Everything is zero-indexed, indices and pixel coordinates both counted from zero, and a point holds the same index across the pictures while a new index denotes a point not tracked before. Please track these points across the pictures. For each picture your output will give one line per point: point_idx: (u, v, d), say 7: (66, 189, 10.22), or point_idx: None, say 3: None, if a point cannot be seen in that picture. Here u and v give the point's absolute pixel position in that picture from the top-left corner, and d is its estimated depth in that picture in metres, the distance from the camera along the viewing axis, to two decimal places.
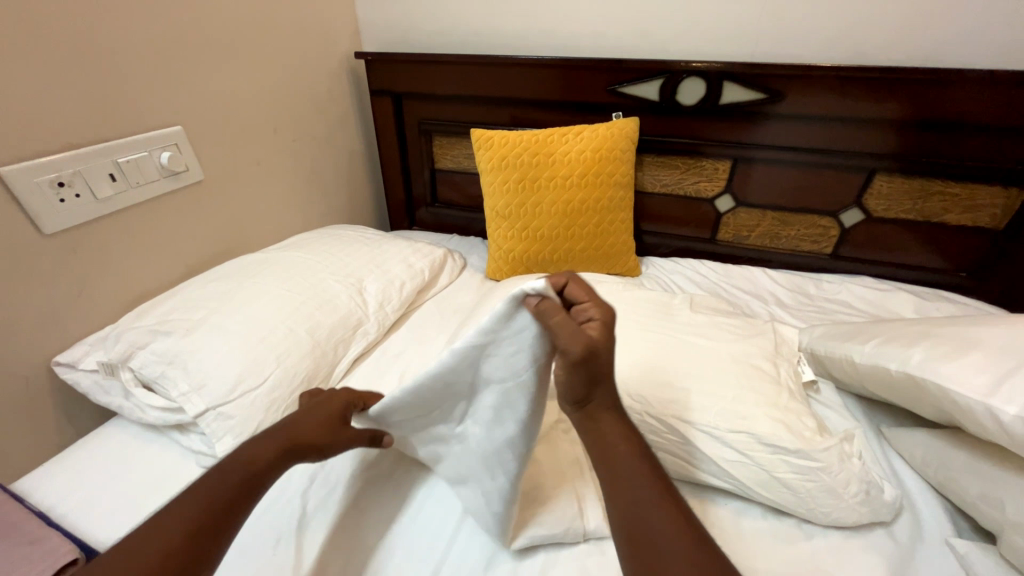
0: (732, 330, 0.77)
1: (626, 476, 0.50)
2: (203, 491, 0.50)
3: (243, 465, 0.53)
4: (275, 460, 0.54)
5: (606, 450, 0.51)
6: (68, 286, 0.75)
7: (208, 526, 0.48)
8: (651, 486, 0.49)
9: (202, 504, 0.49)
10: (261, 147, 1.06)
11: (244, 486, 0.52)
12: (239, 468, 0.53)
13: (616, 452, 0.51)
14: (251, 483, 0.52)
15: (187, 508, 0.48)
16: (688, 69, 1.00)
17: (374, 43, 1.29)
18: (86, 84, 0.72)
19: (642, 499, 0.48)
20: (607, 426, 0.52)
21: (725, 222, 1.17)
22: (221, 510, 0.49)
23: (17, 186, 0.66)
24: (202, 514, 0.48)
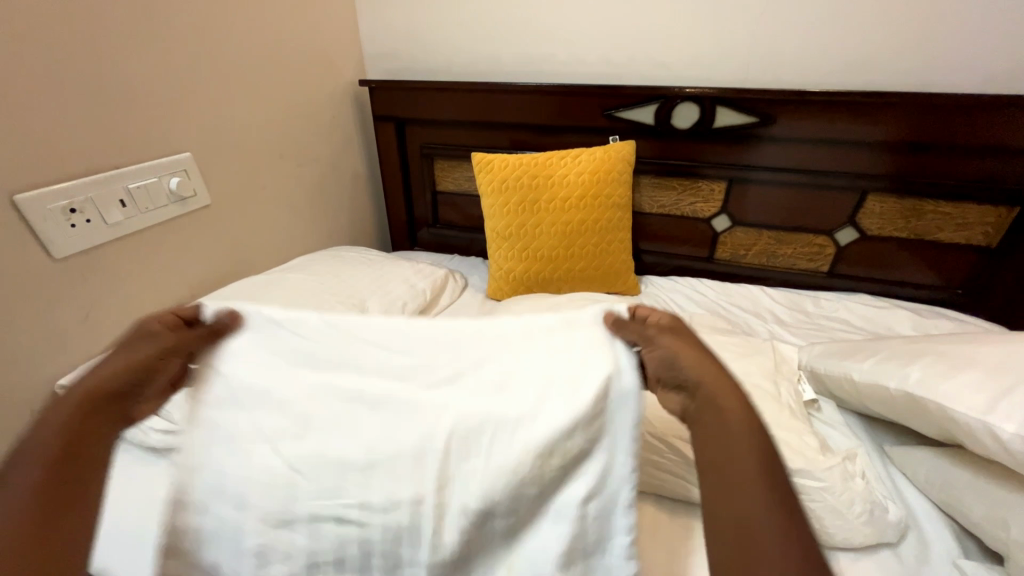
0: (731, 349, 0.77)
1: (730, 462, 0.47)
2: (42, 447, 0.46)
3: (52, 424, 0.47)
4: (107, 403, 0.51)
5: (710, 433, 0.49)
6: (75, 309, 0.76)
7: (69, 477, 0.45)
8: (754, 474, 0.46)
9: (43, 456, 0.45)
10: (266, 172, 1.08)
11: (91, 431, 0.49)
12: (49, 428, 0.47)
13: (722, 438, 0.49)
14: (95, 424, 0.49)
15: (31, 481, 0.43)
16: (681, 95, 1.03)
17: (378, 72, 1.34)
18: (99, 113, 0.75)
19: (744, 484, 0.45)
20: (714, 415, 0.51)
21: (722, 242, 1.18)
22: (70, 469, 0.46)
23: (31, 213, 0.68)
24: (50, 466, 0.45)
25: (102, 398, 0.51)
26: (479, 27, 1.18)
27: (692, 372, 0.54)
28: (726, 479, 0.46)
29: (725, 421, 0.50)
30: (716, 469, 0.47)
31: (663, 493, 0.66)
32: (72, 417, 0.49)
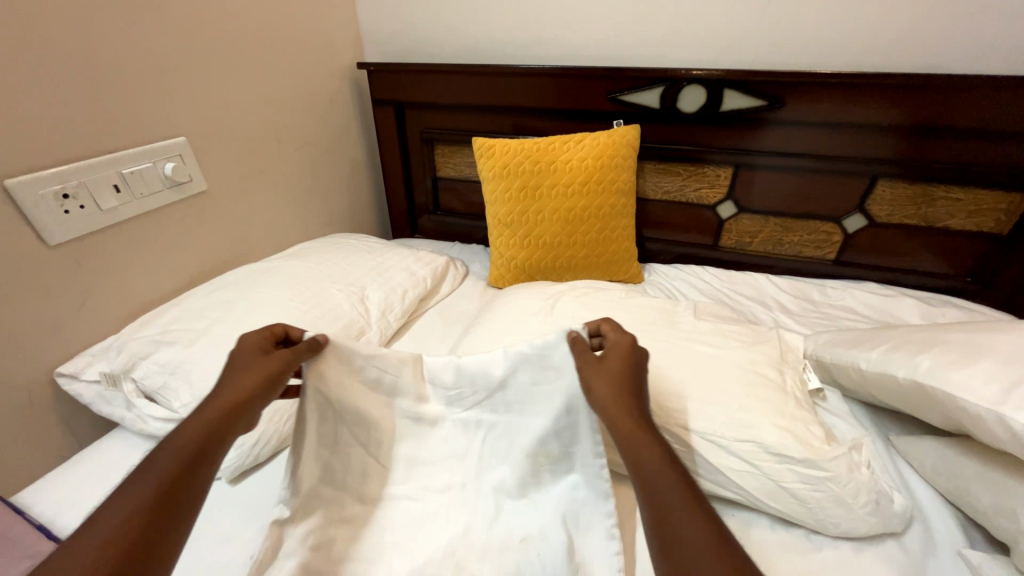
0: (736, 338, 0.76)
1: (665, 487, 0.46)
2: (156, 462, 0.46)
3: (187, 437, 0.48)
4: (227, 420, 0.51)
5: (640, 461, 0.49)
6: (71, 296, 0.75)
7: (174, 498, 0.44)
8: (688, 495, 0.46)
9: (161, 471, 0.45)
10: (264, 158, 1.06)
11: (205, 449, 0.48)
12: (182, 440, 0.48)
13: (650, 463, 0.48)
14: (212, 442, 0.49)
15: (139, 485, 0.44)
16: (688, 77, 1.00)
17: (377, 54, 1.31)
18: (90, 96, 0.73)
19: (677, 506, 0.45)
20: (641, 439, 0.50)
21: (727, 229, 1.16)
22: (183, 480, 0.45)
23: (23, 199, 0.67)
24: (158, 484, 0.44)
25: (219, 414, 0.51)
26: (480, 6, 1.15)
27: (616, 395, 0.54)
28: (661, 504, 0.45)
29: (653, 443, 0.50)
30: (651, 497, 0.46)
31: None
32: (195, 433, 0.49)
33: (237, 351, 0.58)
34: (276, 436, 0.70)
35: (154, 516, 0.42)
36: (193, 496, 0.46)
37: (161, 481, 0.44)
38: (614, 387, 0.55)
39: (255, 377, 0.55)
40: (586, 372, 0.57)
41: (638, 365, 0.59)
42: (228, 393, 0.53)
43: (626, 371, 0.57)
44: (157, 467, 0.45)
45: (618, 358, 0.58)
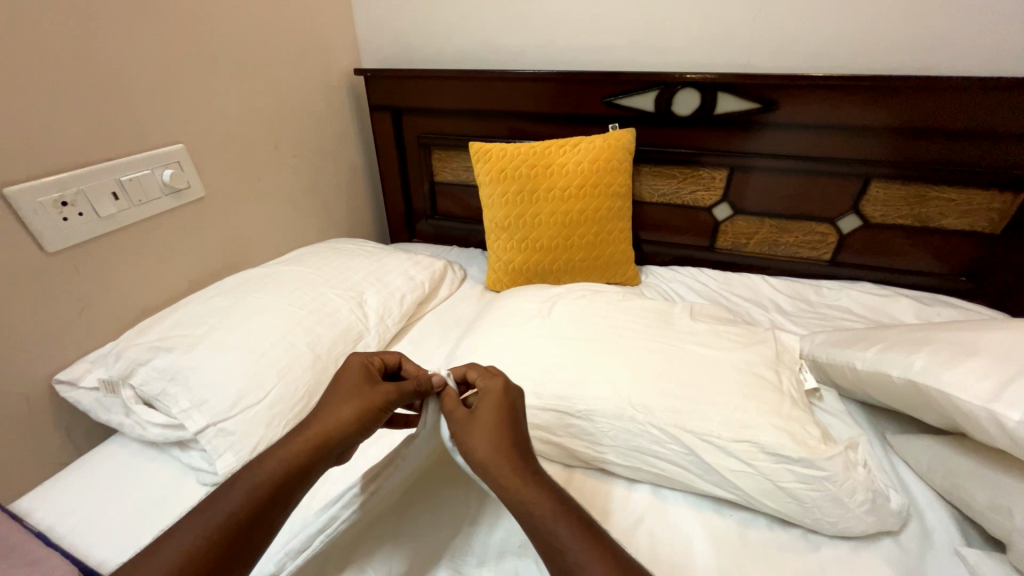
0: (732, 339, 0.77)
1: (562, 544, 0.45)
2: (235, 490, 0.49)
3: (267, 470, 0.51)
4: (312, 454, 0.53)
5: (530, 521, 0.48)
6: (70, 303, 0.75)
7: (250, 530, 0.47)
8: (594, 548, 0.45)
9: (237, 501, 0.48)
10: (261, 164, 1.07)
11: (288, 482, 0.51)
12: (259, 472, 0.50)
13: (541, 519, 0.47)
14: (297, 478, 0.51)
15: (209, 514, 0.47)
16: (682, 81, 1.01)
17: (373, 60, 1.32)
18: (89, 104, 0.74)
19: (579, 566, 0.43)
20: (528, 490, 0.49)
21: (723, 230, 1.17)
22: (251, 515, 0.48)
23: (22, 207, 0.67)
24: (239, 515, 0.47)
25: (307, 448, 0.53)
26: (475, 12, 1.16)
27: (491, 450, 0.52)
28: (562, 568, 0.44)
29: (541, 493, 0.49)
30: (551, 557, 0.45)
31: (663, 483, 0.66)
32: (279, 466, 0.51)
33: (343, 375, 0.60)
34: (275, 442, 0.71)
35: (230, 548, 0.46)
36: (262, 531, 0.48)
37: (226, 517, 0.47)
38: (489, 442, 0.53)
39: (354, 409, 0.56)
40: (461, 433, 0.55)
41: (513, 407, 0.58)
42: (326, 423, 0.55)
43: (499, 417, 0.55)
44: (237, 495, 0.49)
45: (491, 406, 0.56)
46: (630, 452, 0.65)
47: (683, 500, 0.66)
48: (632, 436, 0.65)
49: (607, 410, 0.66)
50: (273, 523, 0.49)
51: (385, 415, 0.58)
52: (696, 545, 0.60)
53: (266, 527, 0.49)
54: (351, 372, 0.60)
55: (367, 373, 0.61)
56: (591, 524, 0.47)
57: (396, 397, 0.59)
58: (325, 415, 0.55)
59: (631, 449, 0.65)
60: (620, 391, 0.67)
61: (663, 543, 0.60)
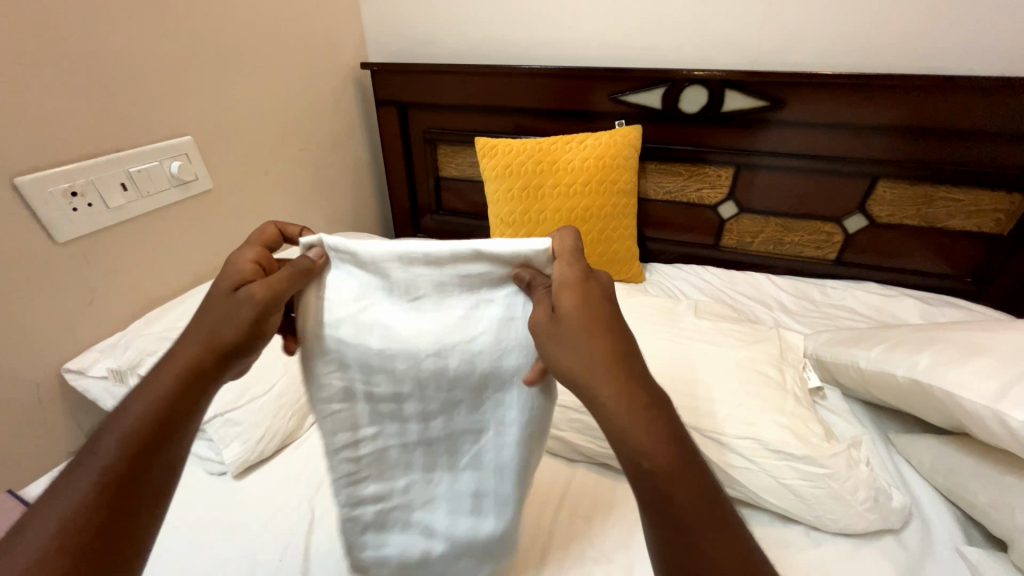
0: (736, 336, 0.77)
1: (660, 478, 0.40)
2: (104, 445, 0.44)
3: (136, 413, 0.46)
4: (188, 382, 0.48)
5: (628, 446, 0.41)
6: (79, 293, 0.76)
7: (134, 477, 0.44)
8: (686, 480, 0.40)
9: (109, 457, 0.44)
10: (267, 157, 1.07)
11: (166, 419, 0.46)
12: (128, 420, 0.45)
13: (632, 431, 0.41)
14: (175, 413, 0.47)
15: (76, 481, 0.42)
16: (690, 77, 1.01)
17: (379, 55, 1.32)
18: (99, 97, 0.74)
19: (684, 504, 0.40)
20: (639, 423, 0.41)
21: (728, 229, 1.17)
22: (134, 463, 0.44)
23: (32, 196, 0.67)
24: (117, 465, 0.43)
25: (170, 387, 0.47)
26: (482, 7, 1.15)
27: (593, 355, 0.43)
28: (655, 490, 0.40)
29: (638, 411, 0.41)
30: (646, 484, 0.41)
31: None
32: (151, 408, 0.46)
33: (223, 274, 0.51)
34: (282, 432, 0.72)
35: (127, 493, 0.43)
36: (163, 472, 0.46)
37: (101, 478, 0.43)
38: (585, 347, 0.43)
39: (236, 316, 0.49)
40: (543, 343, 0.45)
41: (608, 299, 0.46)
42: (212, 330, 0.49)
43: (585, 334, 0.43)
44: (103, 454, 0.44)
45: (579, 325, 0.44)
46: None
47: None
48: None
49: None
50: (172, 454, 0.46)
51: (273, 314, 0.49)
52: None
53: (155, 464, 0.45)
54: (226, 272, 0.51)
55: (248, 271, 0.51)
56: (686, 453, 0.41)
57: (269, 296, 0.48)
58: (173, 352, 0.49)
59: None
60: None
61: None
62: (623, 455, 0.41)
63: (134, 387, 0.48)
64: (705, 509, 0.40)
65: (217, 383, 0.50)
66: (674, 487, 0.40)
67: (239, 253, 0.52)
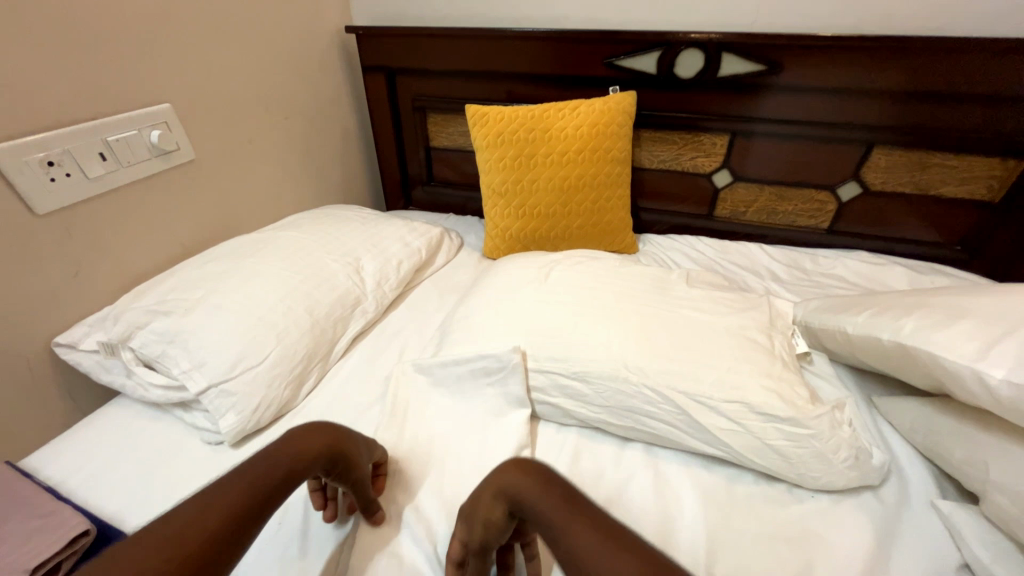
0: (727, 304, 0.78)
1: (560, 527, 0.46)
2: (221, 495, 0.48)
3: (259, 474, 0.51)
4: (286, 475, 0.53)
5: (550, 525, 0.47)
6: (63, 266, 0.75)
7: (246, 519, 0.47)
8: (581, 523, 0.46)
9: (225, 504, 0.47)
10: (252, 126, 1.04)
11: (267, 488, 0.50)
12: (253, 477, 0.51)
13: (547, 510, 0.48)
14: (275, 486, 0.51)
15: (198, 513, 0.46)
16: (686, 40, 0.98)
17: (365, 17, 1.26)
18: (70, 60, 0.71)
19: (584, 547, 0.43)
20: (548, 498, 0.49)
21: (722, 198, 1.16)
22: (240, 517, 0.47)
23: (7, 165, 0.65)
24: (231, 510, 0.47)
25: (272, 463, 0.53)
26: None
27: (508, 472, 0.53)
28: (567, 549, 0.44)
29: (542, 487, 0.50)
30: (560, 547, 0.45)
31: (654, 441, 0.68)
32: (266, 475, 0.51)
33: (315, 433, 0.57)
34: (277, 402, 0.73)
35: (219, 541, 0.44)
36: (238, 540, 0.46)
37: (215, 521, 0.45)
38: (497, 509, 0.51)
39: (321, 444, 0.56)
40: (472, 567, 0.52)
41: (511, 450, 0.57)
42: (284, 450, 0.54)
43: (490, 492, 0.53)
44: (220, 499, 0.47)
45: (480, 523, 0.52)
46: (623, 412, 0.67)
47: (673, 457, 0.68)
48: (626, 397, 0.66)
49: (602, 371, 0.68)
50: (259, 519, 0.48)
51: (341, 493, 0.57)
52: (685, 500, 0.63)
53: (253, 518, 0.48)
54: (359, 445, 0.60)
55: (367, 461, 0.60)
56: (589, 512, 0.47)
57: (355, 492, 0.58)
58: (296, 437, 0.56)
59: (625, 409, 0.67)
60: (614, 353, 0.68)
61: (652, 496, 0.63)
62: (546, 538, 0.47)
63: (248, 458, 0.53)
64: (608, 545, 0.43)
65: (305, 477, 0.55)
66: (571, 532, 0.45)
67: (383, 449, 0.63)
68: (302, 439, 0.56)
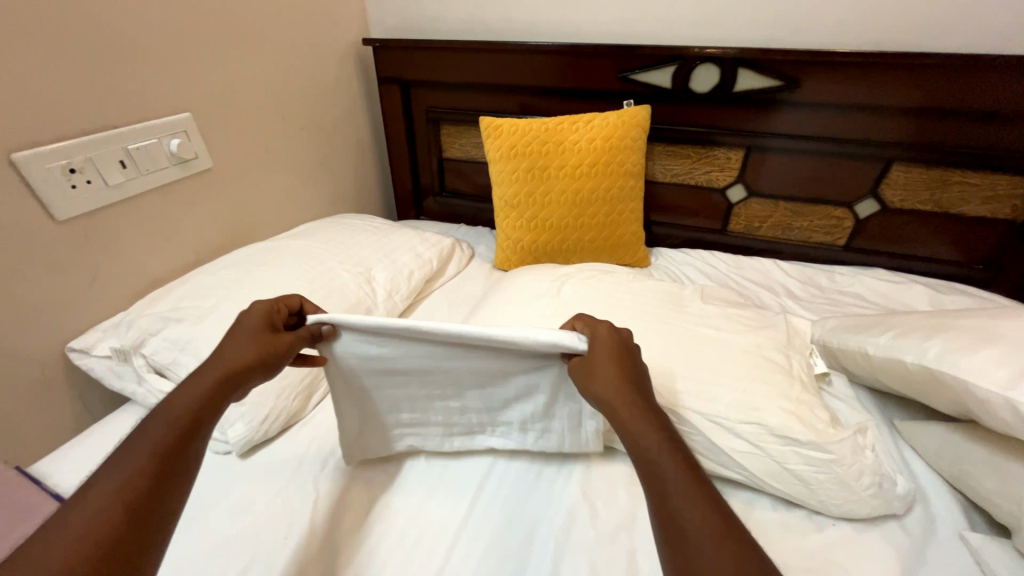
0: (743, 322, 0.76)
1: (660, 467, 0.46)
2: (113, 475, 0.43)
3: (151, 444, 0.46)
4: (184, 436, 0.48)
5: (651, 470, 0.47)
6: (80, 272, 0.76)
7: (163, 484, 0.44)
8: (684, 474, 0.45)
9: (118, 485, 0.42)
10: (269, 135, 1.05)
11: (175, 454, 0.46)
12: (146, 449, 0.45)
13: (649, 446, 0.48)
14: (182, 450, 0.47)
15: (93, 501, 0.41)
16: (701, 56, 0.98)
17: (382, 30, 1.28)
18: (95, 72, 0.72)
19: (684, 507, 0.43)
20: (648, 428, 0.49)
21: (736, 213, 1.15)
22: (149, 492, 0.43)
23: (31, 172, 0.67)
24: (138, 481, 0.43)
25: (166, 425, 0.48)
26: None
27: (619, 393, 0.52)
28: (668, 508, 0.44)
29: (660, 437, 0.48)
30: (657, 491, 0.45)
31: None
32: (159, 442, 0.46)
33: (187, 388, 0.52)
34: (287, 412, 0.72)
35: (136, 518, 0.41)
36: (163, 509, 0.43)
37: (119, 503, 0.41)
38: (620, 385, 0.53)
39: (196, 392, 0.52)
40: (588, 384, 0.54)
41: (632, 354, 0.56)
42: (163, 415, 0.49)
43: (622, 364, 0.54)
44: (112, 483, 0.42)
45: (611, 361, 0.54)
46: None
47: None
48: None
49: None
50: (179, 483, 0.45)
51: (282, 362, 0.59)
52: None
53: (175, 475, 0.45)
54: (249, 318, 0.60)
55: (270, 318, 0.61)
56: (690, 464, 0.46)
57: (287, 351, 0.59)
58: (175, 397, 0.51)
59: None
60: None
61: None
62: (644, 475, 0.47)
63: (129, 434, 0.47)
64: (695, 484, 0.44)
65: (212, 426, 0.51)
66: (672, 479, 0.45)
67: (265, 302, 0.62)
68: (179, 399, 0.51)
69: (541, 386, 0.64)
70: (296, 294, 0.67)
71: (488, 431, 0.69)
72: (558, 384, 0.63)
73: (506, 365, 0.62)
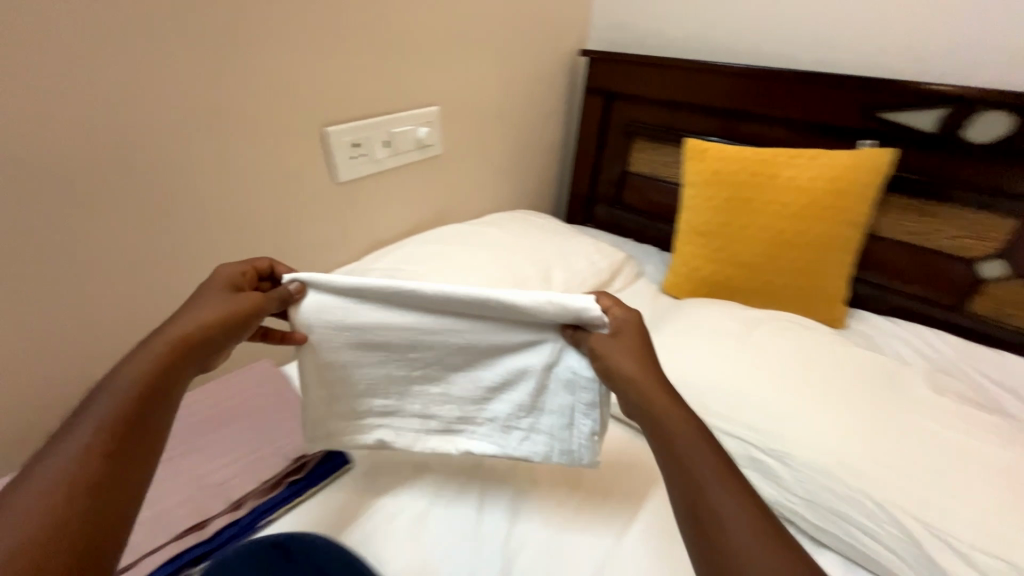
0: (992, 428, 0.63)
1: (701, 478, 0.44)
2: (55, 461, 0.39)
3: (99, 425, 0.42)
4: (137, 415, 0.44)
5: (669, 435, 0.47)
6: (337, 224, 0.94)
7: (122, 462, 0.41)
8: (739, 496, 0.42)
9: (64, 468, 0.39)
10: (485, 131, 1.18)
11: (125, 436, 0.43)
12: (90, 431, 0.42)
13: (689, 449, 0.46)
14: (137, 428, 0.44)
15: (41, 487, 0.38)
16: (989, 99, 0.84)
17: (597, 44, 1.34)
18: (389, 68, 0.90)
19: (733, 529, 0.40)
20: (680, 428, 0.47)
21: (985, 292, 0.93)
22: (103, 475, 0.40)
23: (332, 142, 0.86)
24: (85, 463, 0.40)
25: (116, 405, 0.44)
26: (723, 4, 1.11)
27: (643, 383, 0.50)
28: (708, 526, 0.41)
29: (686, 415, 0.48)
30: (689, 498, 0.43)
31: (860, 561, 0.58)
32: (109, 423, 0.43)
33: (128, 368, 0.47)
34: None
35: (95, 500, 0.39)
36: (123, 491, 0.40)
37: (66, 488, 0.38)
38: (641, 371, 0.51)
39: (144, 367, 0.47)
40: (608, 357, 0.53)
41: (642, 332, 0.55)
42: (116, 394, 0.45)
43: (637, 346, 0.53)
44: (53, 470, 0.39)
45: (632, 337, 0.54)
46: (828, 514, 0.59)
47: None
48: (835, 497, 0.58)
49: (808, 458, 0.61)
50: (139, 464, 0.42)
51: (251, 326, 0.56)
52: None
53: (129, 454, 0.42)
54: (216, 281, 0.58)
55: (236, 283, 0.58)
56: (705, 427, 0.48)
57: (252, 315, 0.56)
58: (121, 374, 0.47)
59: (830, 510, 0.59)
60: (827, 443, 0.61)
61: None
62: (675, 479, 0.45)
63: (66, 420, 0.43)
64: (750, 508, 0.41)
65: (174, 405, 0.48)
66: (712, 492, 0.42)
67: (262, 261, 0.62)
68: (128, 377, 0.46)
69: (529, 373, 0.59)
70: (270, 257, 0.64)
71: (466, 432, 0.64)
72: (549, 363, 0.58)
73: (494, 342, 0.59)
